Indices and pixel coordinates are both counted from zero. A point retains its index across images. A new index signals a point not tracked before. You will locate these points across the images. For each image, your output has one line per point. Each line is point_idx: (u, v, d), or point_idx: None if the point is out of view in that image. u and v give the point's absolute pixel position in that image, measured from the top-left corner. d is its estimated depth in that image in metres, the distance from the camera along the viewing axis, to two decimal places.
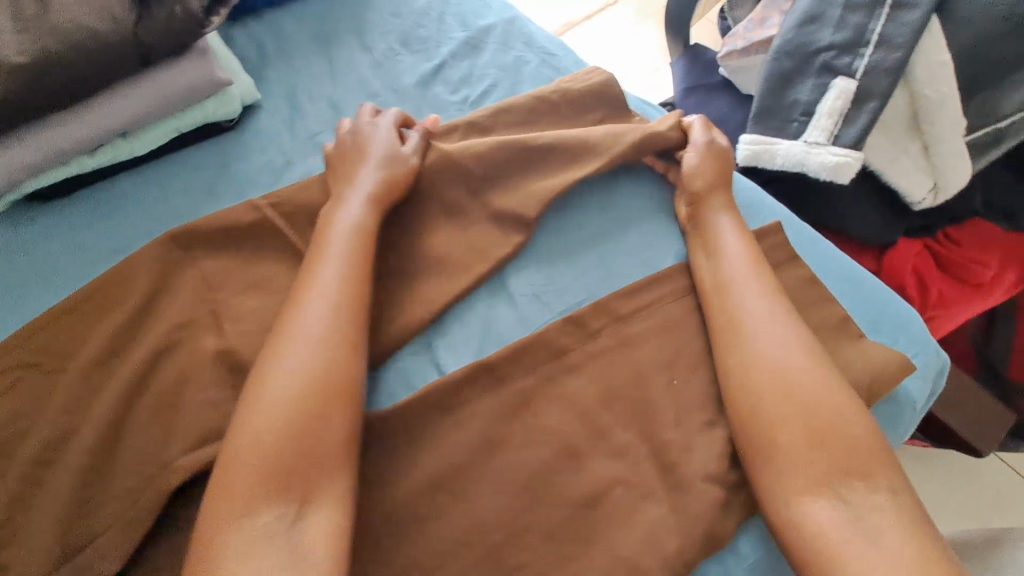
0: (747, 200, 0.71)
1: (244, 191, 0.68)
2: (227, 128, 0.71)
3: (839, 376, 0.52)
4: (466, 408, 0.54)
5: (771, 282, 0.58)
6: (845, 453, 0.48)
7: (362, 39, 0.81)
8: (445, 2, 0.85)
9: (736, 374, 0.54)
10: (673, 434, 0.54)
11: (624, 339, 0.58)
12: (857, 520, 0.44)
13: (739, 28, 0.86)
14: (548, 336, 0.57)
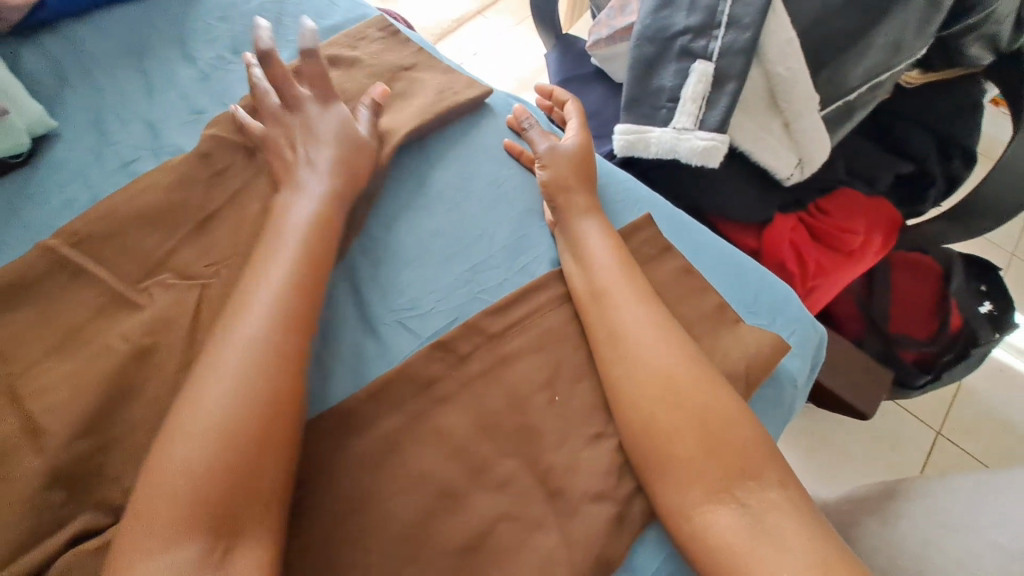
0: (620, 192, 0.68)
1: (36, 233, 0.57)
2: (15, 164, 0.60)
3: (719, 373, 0.51)
4: (326, 463, 0.48)
5: (643, 285, 0.56)
6: (734, 454, 0.46)
7: (185, 49, 0.71)
8: (283, 2, 0.77)
9: (622, 385, 0.51)
10: (558, 455, 0.50)
11: (499, 358, 0.54)
12: (754, 525, 0.43)
13: (601, 15, 0.84)
14: (413, 367, 0.52)
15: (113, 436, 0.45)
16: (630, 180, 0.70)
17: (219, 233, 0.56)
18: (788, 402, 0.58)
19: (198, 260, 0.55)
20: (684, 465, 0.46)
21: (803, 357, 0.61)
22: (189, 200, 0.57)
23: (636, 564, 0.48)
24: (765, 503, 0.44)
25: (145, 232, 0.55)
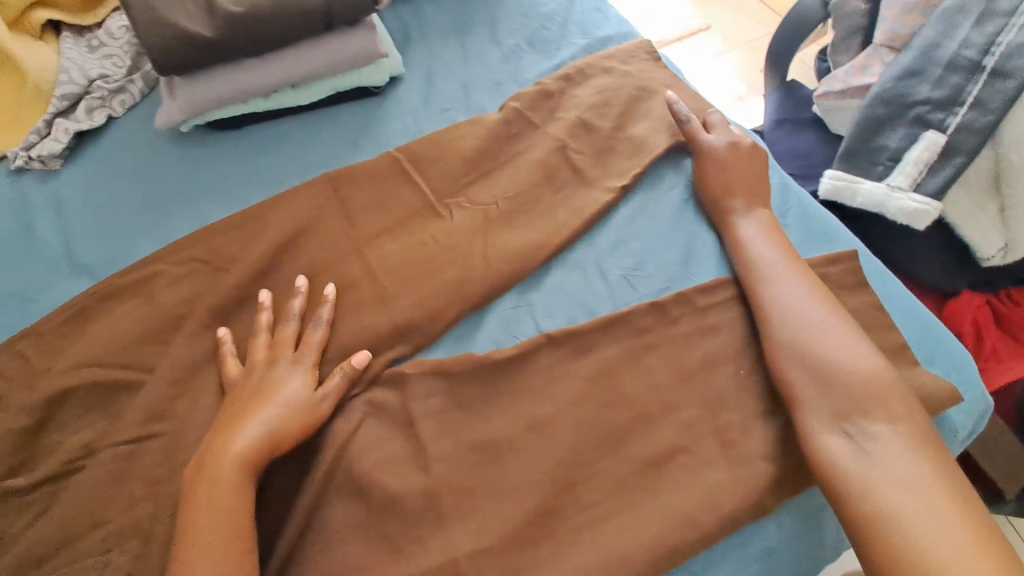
0: (828, 228, 0.76)
1: (382, 148, 0.78)
2: (373, 93, 0.82)
3: (856, 333, 0.62)
4: (557, 365, 0.64)
5: (793, 261, 0.67)
6: (855, 397, 0.57)
7: (493, 33, 0.90)
8: (570, 9, 0.94)
9: (768, 335, 0.64)
10: (734, 416, 0.62)
11: (701, 328, 0.67)
12: (863, 450, 0.54)
13: (839, 71, 0.91)
14: (632, 315, 0.66)
15: (427, 296, 0.64)
16: (825, 211, 0.77)
17: (504, 177, 0.74)
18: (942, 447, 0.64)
19: (489, 194, 0.72)
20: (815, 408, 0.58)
21: (968, 416, 0.66)
22: (487, 148, 0.76)
23: (771, 523, 0.59)
24: (881, 437, 0.55)
25: (453, 162, 0.74)
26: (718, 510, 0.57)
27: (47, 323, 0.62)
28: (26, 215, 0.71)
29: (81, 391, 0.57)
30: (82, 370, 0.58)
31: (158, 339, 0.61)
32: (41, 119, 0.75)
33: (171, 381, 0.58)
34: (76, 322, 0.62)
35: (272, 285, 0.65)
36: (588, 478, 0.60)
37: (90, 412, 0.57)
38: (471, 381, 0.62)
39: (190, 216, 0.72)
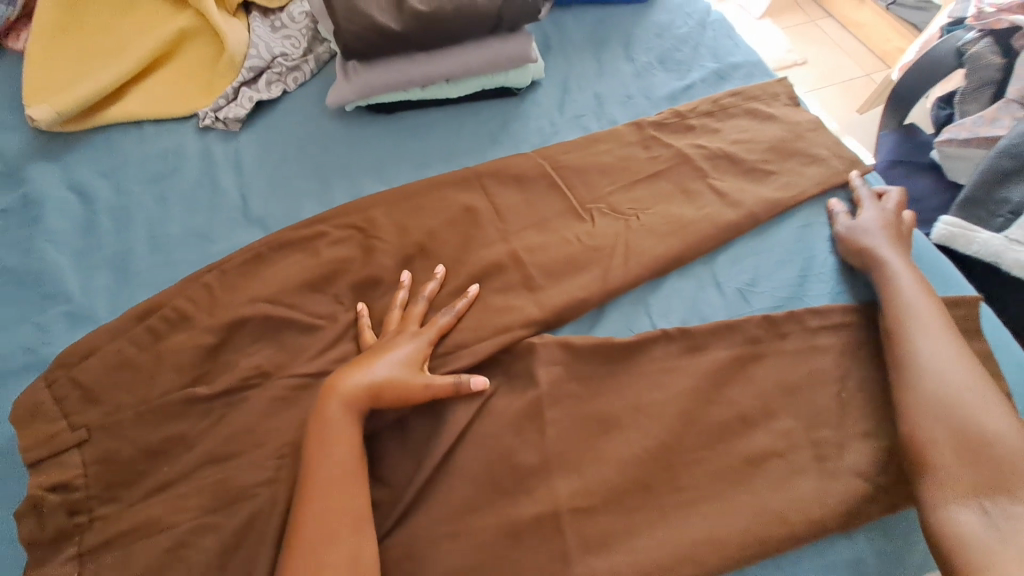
0: (941, 270, 0.78)
1: (519, 145, 0.85)
2: (513, 95, 0.90)
3: (1005, 406, 0.58)
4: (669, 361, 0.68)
5: (942, 321, 0.65)
6: (993, 470, 0.54)
7: (628, 49, 0.96)
8: (703, 34, 0.98)
9: (903, 392, 0.62)
10: (832, 433, 0.64)
11: (808, 346, 0.69)
12: (998, 529, 0.51)
13: (965, 119, 0.91)
14: (744, 324, 0.70)
15: (556, 282, 0.71)
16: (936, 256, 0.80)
17: (636, 190, 0.79)
18: None
19: (622, 203, 0.78)
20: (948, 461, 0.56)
21: None
22: (622, 161, 0.82)
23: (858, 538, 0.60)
24: (1022, 515, 0.51)
25: (592, 170, 0.81)
26: (812, 518, 0.59)
27: (229, 261, 0.70)
28: (209, 167, 0.81)
29: (258, 324, 0.65)
30: (261, 305, 0.66)
31: (323, 289, 0.69)
32: (230, 86, 0.85)
33: (336, 326, 0.66)
34: (254, 263, 0.70)
35: (422, 257, 0.72)
36: (703, 472, 0.62)
37: (263, 343, 0.65)
38: (585, 362, 0.66)
39: (347, 184, 0.80)
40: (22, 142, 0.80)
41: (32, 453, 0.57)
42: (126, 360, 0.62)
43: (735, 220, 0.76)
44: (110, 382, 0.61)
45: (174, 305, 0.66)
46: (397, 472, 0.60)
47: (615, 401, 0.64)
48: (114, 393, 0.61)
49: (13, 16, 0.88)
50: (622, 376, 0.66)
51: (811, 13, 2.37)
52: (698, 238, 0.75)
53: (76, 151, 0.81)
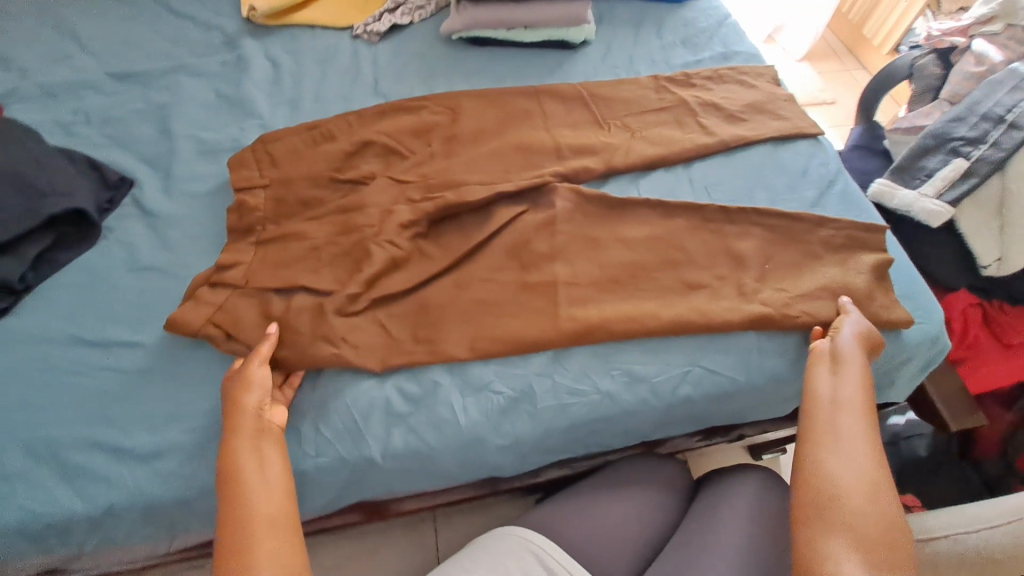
0: (860, 201, 1.06)
1: (567, 79, 1.19)
2: (570, 47, 1.24)
3: (888, 519, 0.64)
4: (641, 216, 0.97)
5: (864, 417, 0.74)
6: (858, 529, 0.63)
7: (659, 31, 1.29)
8: (718, 30, 1.31)
9: (807, 463, 0.71)
10: (751, 277, 0.92)
11: (748, 225, 0.97)
12: (850, 527, 0.63)
13: (909, 115, 1.20)
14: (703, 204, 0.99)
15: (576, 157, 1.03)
16: (858, 193, 1.08)
17: (646, 115, 1.11)
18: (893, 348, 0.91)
19: (632, 122, 1.10)
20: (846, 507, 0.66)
21: (922, 336, 0.93)
22: (638, 97, 1.14)
23: (751, 340, 0.89)
24: None
25: (616, 99, 1.13)
26: (725, 318, 0.87)
27: (366, 110, 1.05)
28: (355, 60, 1.18)
29: (379, 144, 1.00)
30: (382, 135, 1.01)
31: (421, 135, 1.03)
32: (376, 11, 1.23)
33: (427, 157, 1.01)
34: (379, 113, 1.05)
35: (489, 129, 1.06)
36: (652, 280, 0.92)
37: (380, 159, 1.00)
38: (587, 205, 0.97)
39: (446, 84, 1.16)
40: (237, 27, 1.20)
41: (240, 185, 0.94)
42: (297, 149, 0.98)
43: (712, 142, 1.07)
44: (286, 159, 0.97)
45: (327, 126, 1.02)
46: (451, 237, 0.93)
47: (602, 231, 0.95)
48: (287, 164, 0.96)
49: None
50: (609, 219, 0.97)
51: (848, 63, 2.68)
52: (682, 148, 1.05)
53: (270, 37, 1.19)
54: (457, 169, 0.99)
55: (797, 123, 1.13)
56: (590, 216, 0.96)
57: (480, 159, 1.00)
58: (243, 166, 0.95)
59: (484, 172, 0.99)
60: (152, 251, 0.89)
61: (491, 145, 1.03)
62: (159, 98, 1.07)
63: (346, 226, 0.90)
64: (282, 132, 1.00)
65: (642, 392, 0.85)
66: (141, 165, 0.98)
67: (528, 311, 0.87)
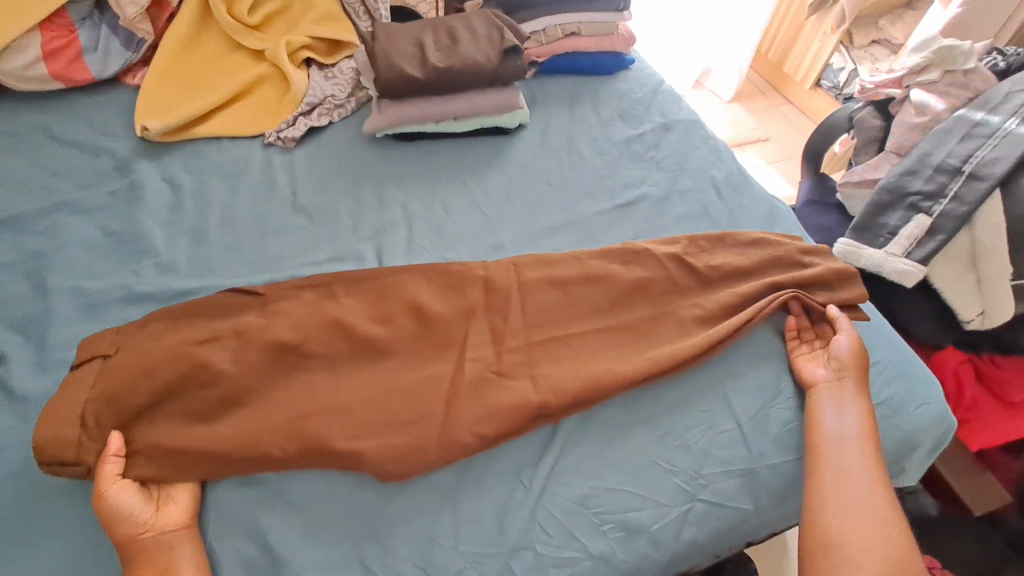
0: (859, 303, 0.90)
1: (506, 169, 1.10)
2: (506, 133, 1.16)
3: None
4: (598, 311, 0.85)
5: None
6: None
7: (594, 105, 1.23)
8: (654, 99, 1.26)
9: None
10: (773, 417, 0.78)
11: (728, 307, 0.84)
12: None
13: (857, 167, 1.17)
14: (659, 283, 0.88)
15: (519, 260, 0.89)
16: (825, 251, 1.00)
17: (631, 269, 0.89)
18: (897, 430, 0.82)
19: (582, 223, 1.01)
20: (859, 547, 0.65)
21: (926, 417, 0.83)
22: (587, 186, 1.07)
23: (751, 456, 0.75)
24: None
25: None
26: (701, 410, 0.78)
27: (282, 308, 0.80)
28: (269, 171, 1.06)
29: (300, 374, 0.74)
30: (210, 407, 0.70)
31: (313, 350, 0.75)
32: (291, 115, 1.12)
33: (363, 369, 0.75)
34: (265, 312, 0.79)
35: (402, 337, 0.78)
36: (563, 399, 0.74)
37: (294, 389, 0.73)
38: (546, 325, 0.82)
39: (374, 190, 1.04)
40: (131, 148, 1.06)
41: (79, 359, 0.73)
42: (146, 364, 0.71)
43: (724, 297, 0.85)
44: (130, 370, 0.70)
45: (216, 352, 0.73)
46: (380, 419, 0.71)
47: (552, 357, 0.79)
48: (126, 385, 0.69)
49: (134, 60, 1.17)
50: (567, 344, 0.81)
51: (774, 100, 2.76)
52: (689, 316, 0.84)
53: (170, 156, 1.06)
54: (374, 382, 0.74)
55: (808, 272, 0.89)
56: (540, 341, 0.80)
57: (431, 356, 0.77)
58: (75, 402, 0.69)
59: (425, 374, 0.75)
60: (22, 450, 0.71)
61: (439, 333, 0.79)
62: (33, 245, 0.91)
63: (225, 441, 0.67)
64: (123, 357, 0.72)
65: (642, 547, 0.69)
66: (10, 332, 0.81)
67: (362, 425, 0.70)
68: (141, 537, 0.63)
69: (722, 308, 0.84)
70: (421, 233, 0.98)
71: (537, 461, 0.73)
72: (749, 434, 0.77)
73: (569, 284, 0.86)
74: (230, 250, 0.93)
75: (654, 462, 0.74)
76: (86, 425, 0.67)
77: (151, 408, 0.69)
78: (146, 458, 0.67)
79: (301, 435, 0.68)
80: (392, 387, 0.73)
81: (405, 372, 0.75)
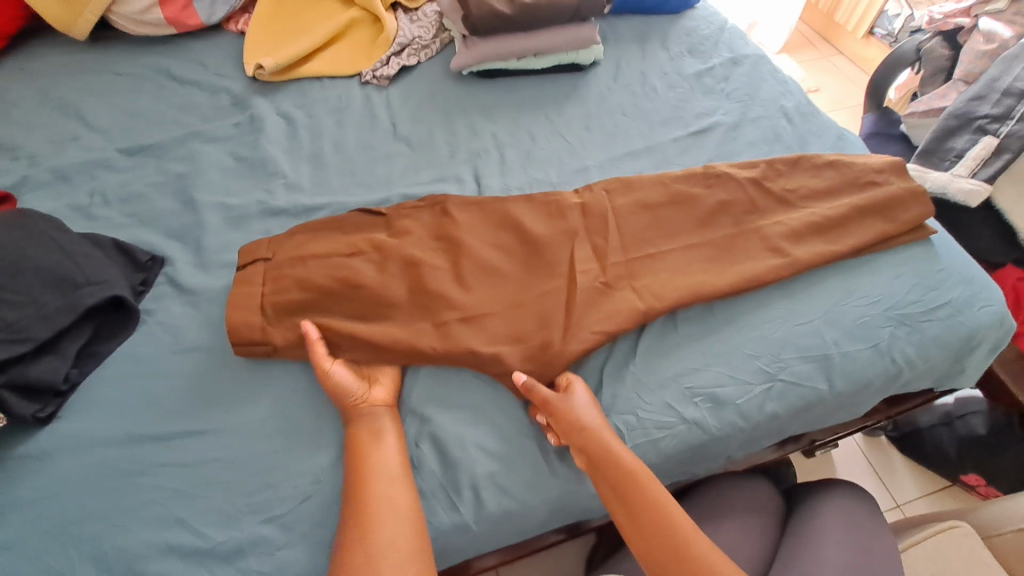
0: (926, 220, 0.96)
1: (585, 102, 1.17)
2: (583, 70, 1.23)
3: None
4: (688, 232, 0.93)
5: None
6: None
7: (664, 43, 1.29)
8: (721, 36, 1.31)
9: None
10: (847, 315, 0.86)
11: (807, 224, 0.92)
12: None
13: (923, 97, 1.23)
14: (739, 205, 0.95)
15: (609, 186, 0.96)
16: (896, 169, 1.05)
17: (713, 192, 0.96)
18: (965, 327, 0.88)
19: (660, 148, 1.08)
20: (711, 574, 0.65)
21: (990, 316, 0.89)
22: (664, 117, 1.14)
23: (830, 350, 0.84)
24: None
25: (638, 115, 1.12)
26: (779, 307, 0.87)
27: (405, 223, 0.90)
28: (368, 106, 1.16)
29: (428, 275, 0.84)
30: (361, 306, 0.81)
31: (444, 262, 0.86)
32: (384, 55, 1.21)
33: (484, 274, 0.86)
34: (393, 229, 0.90)
35: (515, 252, 0.89)
36: (662, 302, 0.83)
37: (426, 288, 0.83)
38: (641, 241, 0.91)
39: (465, 122, 1.13)
40: (244, 87, 1.17)
41: (244, 262, 0.85)
42: (306, 272, 0.82)
43: (804, 216, 0.93)
44: (294, 274, 0.82)
45: (362, 259, 0.85)
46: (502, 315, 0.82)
47: (648, 269, 0.88)
48: (292, 285, 0.81)
49: (237, 7, 1.28)
50: (661, 257, 0.89)
51: (824, 51, 2.72)
52: (773, 234, 0.91)
53: (280, 93, 1.17)
54: (495, 286, 0.85)
55: (882, 192, 0.95)
56: (637, 255, 0.89)
57: (541, 264, 0.87)
58: (250, 295, 0.81)
59: (539, 279, 0.86)
60: (199, 331, 0.84)
61: (547, 245, 0.88)
62: (174, 169, 1.03)
63: (375, 328, 0.79)
64: (284, 259, 0.84)
65: (730, 416, 0.79)
66: (170, 240, 0.94)
67: (489, 319, 0.82)
68: (357, 405, 0.74)
69: (803, 227, 0.91)
70: (513, 158, 1.07)
71: (635, 346, 0.83)
72: (824, 329, 0.85)
73: (657, 204, 0.95)
74: (346, 174, 1.04)
75: (744, 354, 0.82)
76: (265, 311, 0.80)
77: (311, 303, 0.81)
78: (310, 340, 0.79)
79: (440, 326, 0.80)
80: (514, 293, 0.84)
81: (521, 279, 0.86)
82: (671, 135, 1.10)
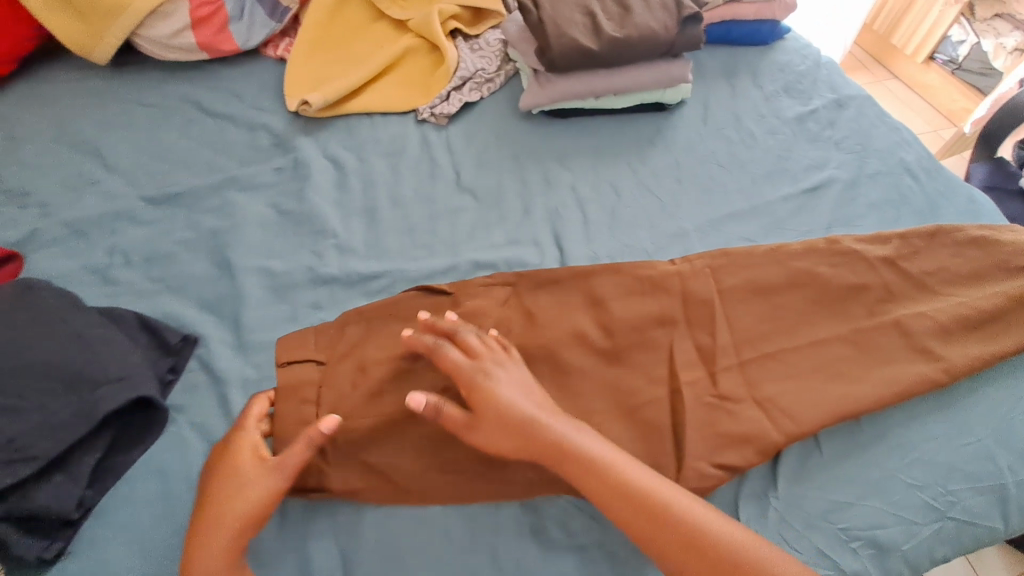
0: None
1: (672, 149, 1.02)
2: (668, 109, 1.08)
3: None
4: (814, 321, 0.77)
5: None
6: None
7: (755, 79, 1.14)
8: (819, 72, 1.16)
9: None
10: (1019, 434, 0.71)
11: (960, 316, 0.76)
12: None
13: None
14: (875, 286, 0.79)
15: (714, 266, 0.81)
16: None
17: (839, 272, 0.80)
18: None
19: (766, 208, 0.94)
20: None
21: None
22: (766, 171, 0.99)
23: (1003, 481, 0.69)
24: None
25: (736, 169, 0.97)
26: (936, 421, 0.71)
27: (471, 307, 0.75)
28: (426, 149, 1.01)
29: None
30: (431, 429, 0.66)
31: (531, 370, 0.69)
32: (443, 90, 1.06)
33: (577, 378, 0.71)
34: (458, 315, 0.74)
35: (611, 348, 0.73)
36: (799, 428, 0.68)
37: None
38: (758, 334, 0.75)
39: (538, 171, 0.99)
40: (286, 124, 1.03)
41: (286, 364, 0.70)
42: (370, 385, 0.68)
43: (952, 306, 0.77)
44: (354, 391, 0.68)
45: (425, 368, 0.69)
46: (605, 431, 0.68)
47: (773, 374, 0.72)
48: (353, 409, 0.67)
49: (278, 31, 1.14)
50: (786, 356, 0.74)
51: (878, 74, 2.55)
52: (920, 329, 0.75)
53: (327, 132, 1.02)
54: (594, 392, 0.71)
55: None
56: (757, 356, 0.74)
57: (644, 367, 0.73)
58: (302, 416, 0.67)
59: (646, 385, 0.71)
60: None
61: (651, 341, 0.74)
62: (208, 223, 0.89)
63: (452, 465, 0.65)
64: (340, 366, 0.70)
65: (895, 565, 0.64)
66: (204, 314, 0.80)
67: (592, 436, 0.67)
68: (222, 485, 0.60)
69: (952, 320, 0.76)
70: (596, 218, 0.92)
71: (773, 473, 0.68)
72: (998, 451, 0.70)
73: (775, 286, 0.79)
74: (406, 233, 0.89)
75: (903, 486, 0.67)
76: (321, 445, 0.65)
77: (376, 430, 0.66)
78: (375, 477, 0.65)
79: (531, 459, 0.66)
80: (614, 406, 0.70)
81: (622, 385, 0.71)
82: (778, 194, 0.95)
